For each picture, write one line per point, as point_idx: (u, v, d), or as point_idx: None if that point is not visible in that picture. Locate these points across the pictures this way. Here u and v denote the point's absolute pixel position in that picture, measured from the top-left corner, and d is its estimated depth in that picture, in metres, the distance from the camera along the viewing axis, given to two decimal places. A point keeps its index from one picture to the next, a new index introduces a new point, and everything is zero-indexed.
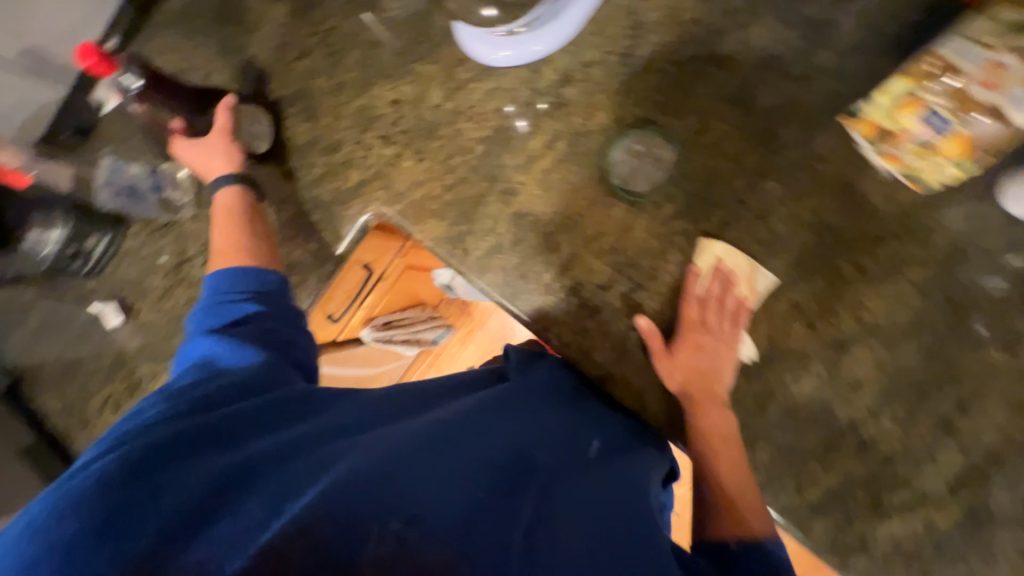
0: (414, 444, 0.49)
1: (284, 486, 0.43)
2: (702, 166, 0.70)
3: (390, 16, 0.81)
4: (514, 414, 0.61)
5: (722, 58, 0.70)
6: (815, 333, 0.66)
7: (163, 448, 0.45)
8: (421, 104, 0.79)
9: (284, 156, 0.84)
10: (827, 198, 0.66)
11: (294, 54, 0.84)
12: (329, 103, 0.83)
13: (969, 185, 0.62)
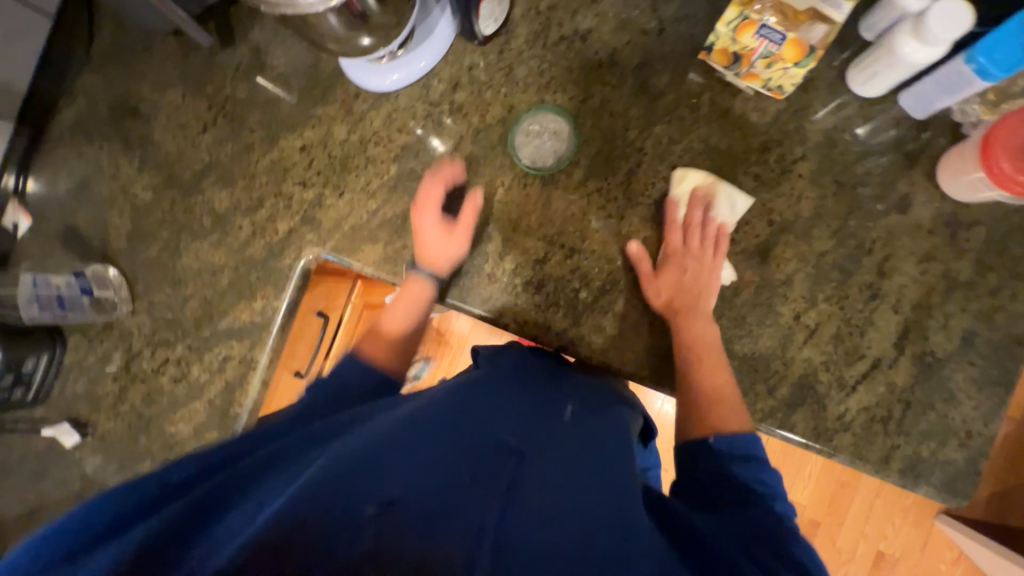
0: (391, 430, 0.44)
1: (250, 511, 0.38)
2: (595, 129, 0.75)
3: (280, 73, 0.85)
4: (499, 390, 0.57)
5: (585, 33, 0.77)
6: (738, 246, 0.71)
7: (110, 511, 0.39)
8: (330, 143, 0.83)
9: (210, 229, 0.85)
10: (710, 128, 0.73)
11: (196, 130, 0.86)
12: (242, 167, 0.85)
13: (818, 83, 0.71)
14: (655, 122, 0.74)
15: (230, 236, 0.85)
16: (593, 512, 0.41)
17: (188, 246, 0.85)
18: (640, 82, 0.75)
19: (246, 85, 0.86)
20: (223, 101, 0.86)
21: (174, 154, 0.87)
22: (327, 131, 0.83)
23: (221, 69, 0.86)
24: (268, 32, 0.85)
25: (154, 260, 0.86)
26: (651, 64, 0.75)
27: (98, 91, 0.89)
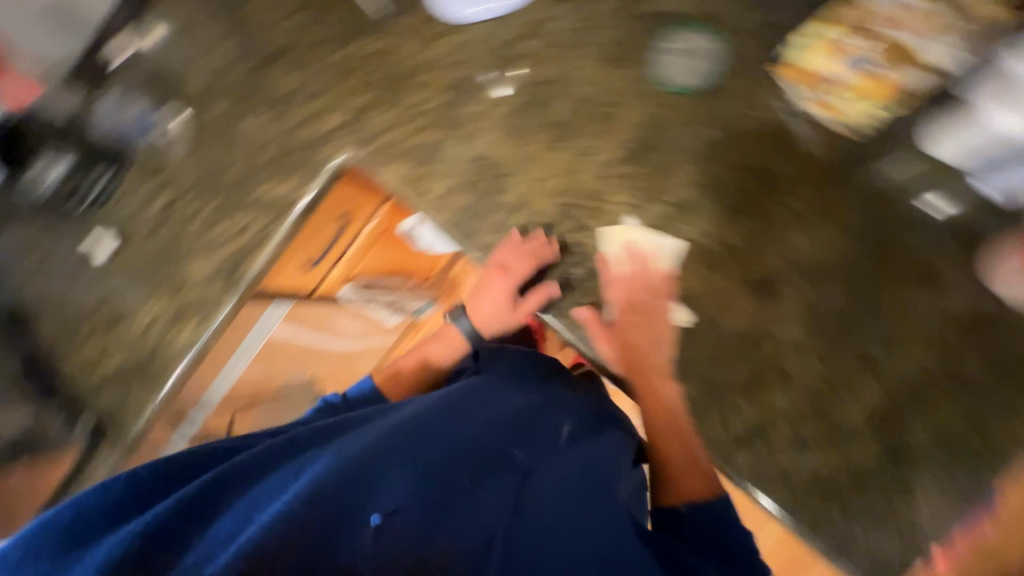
0: (442, 472, 0.71)
1: (379, 504, 0.65)
2: (469, 139, 0.86)
3: (190, 191, 0.98)
4: (506, 429, 0.81)
5: (443, 61, 0.88)
6: (590, 226, 0.81)
7: (243, 544, 0.58)
8: (254, 226, 0.95)
9: (174, 325, 0.97)
10: (561, 108, 0.83)
11: (133, 261, 0.99)
12: (188, 267, 0.97)
13: (622, 68, 0.81)
14: (516, 119, 0.85)
15: (188, 329, 0.97)
16: (565, 530, 0.68)
17: (149, 363, 0.98)
18: (496, 87, 0.86)
19: (180, 193, 0.98)
20: (163, 211, 0.98)
21: (131, 267, 0.99)
22: (251, 215, 0.95)
23: (142, 202, 0.99)
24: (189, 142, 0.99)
25: (132, 369, 0.99)
26: (501, 70, 0.86)
27: (36, 251, 1.00)
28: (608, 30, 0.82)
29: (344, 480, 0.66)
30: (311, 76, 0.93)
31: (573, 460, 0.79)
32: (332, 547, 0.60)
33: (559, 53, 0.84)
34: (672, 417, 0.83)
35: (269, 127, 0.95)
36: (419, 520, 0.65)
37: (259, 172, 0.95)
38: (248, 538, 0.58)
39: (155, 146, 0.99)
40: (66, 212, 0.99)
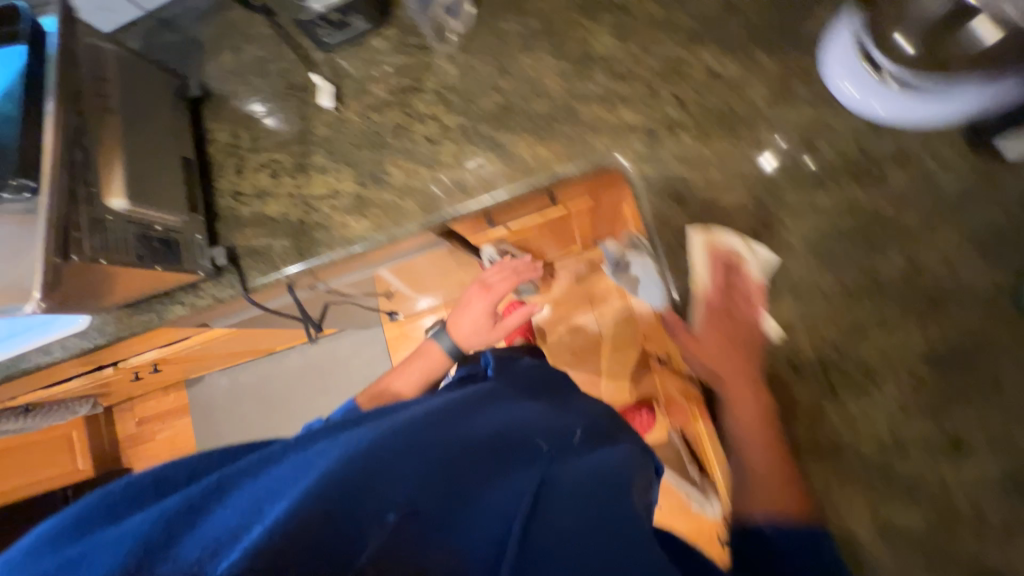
0: (442, 455, 0.58)
1: (390, 489, 0.51)
2: (762, 228, 0.74)
3: (440, 95, 0.87)
4: (498, 422, 0.71)
5: (786, 127, 0.73)
6: (837, 398, 0.68)
7: (186, 516, 0.45)
8: (480, 169, 0.84)
9: (344, 212, 0.90)
10: (891, 258, 0.68)
11: (346, 128, 0.92)
12: (390, 166, 0.88)
13: (992, 260, 0.66)
14: (828, 237, 0.70)
15: (354, 226, 0.89)
16: (592, 552, 0.54)
17: (305, 231, 0.92)
18: (829, 192, 0.71)
19: (424, 90, 0.88)
20: (398, 96, 0.90)
21: (337, 132, 0.92)
22: (483, 157, 0.85)
23: (389, 77, 0.90)
24: (461, 43, 0.87)
25: (288, 224, 0.93)
26: (846, 176, 0.71)
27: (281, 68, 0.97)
28: (1001, 210, 0.66)
29: (304, 455, 0.54)
30: (632, 54, 0.80)
31: (585, 468, 0.67)
32: (320, 526, 0.44)
33: (927, 199, 0.68)
34: (771, 456, 0.64)
35: (553, 77, 0.83)
36: (425, 501, 0.52)
37: (514, 119, 0.84)
38: (190, 503, 0.46)
39: (427, 31, 0.89)
40: (320, 39, 0.92)
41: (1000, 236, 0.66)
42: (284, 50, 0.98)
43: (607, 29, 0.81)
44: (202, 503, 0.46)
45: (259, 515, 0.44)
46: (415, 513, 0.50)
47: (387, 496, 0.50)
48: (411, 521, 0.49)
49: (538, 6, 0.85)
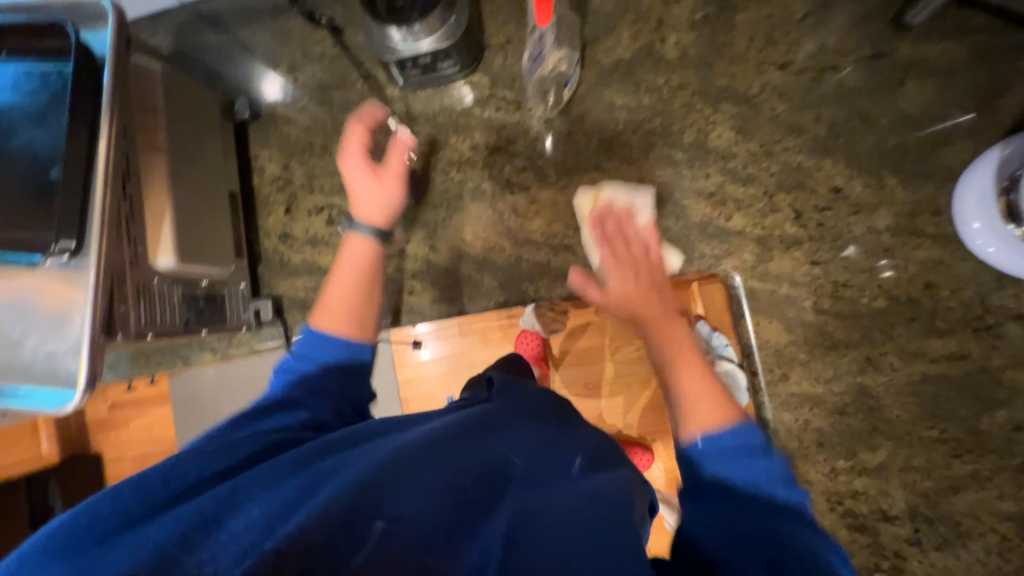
0: (378, 477, 0.29)
1: (257, 523, 0.26)
2: (869, 363, 0.70)
3: (532, 164, 0.80)
4: (510, 431, 0.38)
5: (905, 261, 0.70)
6: (922, 547, 0.68)
7: (47, 572, 0.25)
8: (570, 253, 0.78)
9: (411, 277, 0.82)
10: (995, 414, 0.67)
11: (419, 181, 0.83)
12: (468, 234, 0.81)
13: None
14: (934, 385, 0.69)
15: (422, 294, 0.82)
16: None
17: None
18: (942, 336, 0.69)
19: (514, 154, 0.80)
20: (483, 156, 0.81)
21: (409, 184, 0.83)
22: (575, 240, 0.78)
23: (475, 133, 0.82)
24: (561, 108, 0.79)
25: None
26: (960, 321, 0.69)
27: (348, 99, 0.86)
28: None
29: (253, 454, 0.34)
30: (751, 153, 0.74)
31: (571, 493, 0.33)
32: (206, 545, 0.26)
33: None
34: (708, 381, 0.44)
35: (661, 164, 0.76)
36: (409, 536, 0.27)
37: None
38: (49, 550, 0.26)
39: (524, 87, 0.81)
40: (394, 75, 0.81)
41: None
42: (351, 77, 0.87)
43: (728, 120, 0.75)
44: (149, 513, 0.28)
45: (200, 515, 0.27)
46: (408, 522, 0.28)
47: (402, 494, 0.29)
48: (200, 532, 0.26)
49: (653, 79, 0.77)
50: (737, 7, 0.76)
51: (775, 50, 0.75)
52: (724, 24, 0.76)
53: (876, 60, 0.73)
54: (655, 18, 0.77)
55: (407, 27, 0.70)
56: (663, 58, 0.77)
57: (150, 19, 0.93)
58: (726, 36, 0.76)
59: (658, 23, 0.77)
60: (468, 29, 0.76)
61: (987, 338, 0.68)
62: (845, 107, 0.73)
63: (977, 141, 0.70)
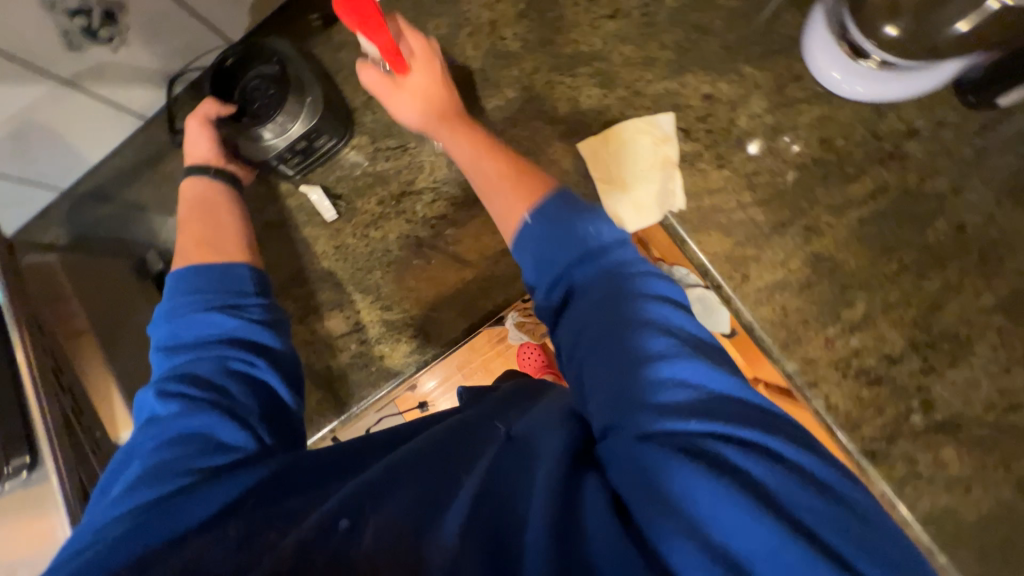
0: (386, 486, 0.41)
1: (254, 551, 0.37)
2: (810, 231, 0.73)
3: (439, 192, 0.82)
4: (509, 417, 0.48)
5: (795, 131, 0.74)
6: (936, 370, 0.69)
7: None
8: (508, 255, 0.80)
9: (376, 343, 0.82)
10: (936, 225, 0.70)
11: (346, 253, 0.84)
12: (410, 280, 0.82)
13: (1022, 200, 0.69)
14: (872, 224, 0.72)
15: (393, 354, 0.82)
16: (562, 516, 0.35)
17: (339, 375, 0.83)
18: (857, 180, 0.72)
19: (419, 191, 0.83)
20: (392, 205, 0.83)
21: (337, 261, 0.84)
22: (507, 242, 0.80)
23: (376, 188, 0.84)
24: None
25: (316, 373, 0.83)
26: (866, 159, 0.72)
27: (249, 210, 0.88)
28: (1017, 152, 0.69)
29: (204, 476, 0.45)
30: (622, 99, 0.79)
31: (530, 427, 0.44)
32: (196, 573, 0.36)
33: (946, 161, 0.71)
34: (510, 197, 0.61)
35: (550, 142, 0.80)
36: (399, 521, 0.37)
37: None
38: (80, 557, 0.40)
39: (402, 130, 0.84)
40: (282, 172, 0.82)
41: None
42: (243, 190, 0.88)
43: (589, 80, 0.79)
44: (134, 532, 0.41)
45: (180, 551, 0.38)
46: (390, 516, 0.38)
47: (366, 496, 0.40)
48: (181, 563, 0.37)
49: (509, 75, 0.81)
50: None
51: (600, 5, 0.80)
52: (547, 2, 0.81)
53: None
54: (487, 23, 0.82)
55: (272, 119, 0.75)
56: (509, 53, 0.81)
57: (38, 221, 0.93)
58: (555, 12, 0.81)
59: (491, 26, 0.82)
60: (328, 103, 0.79)
61: (895, 163, 0.72)
62: (681, 25, 0.78)
63: (802, 6, 0.75)
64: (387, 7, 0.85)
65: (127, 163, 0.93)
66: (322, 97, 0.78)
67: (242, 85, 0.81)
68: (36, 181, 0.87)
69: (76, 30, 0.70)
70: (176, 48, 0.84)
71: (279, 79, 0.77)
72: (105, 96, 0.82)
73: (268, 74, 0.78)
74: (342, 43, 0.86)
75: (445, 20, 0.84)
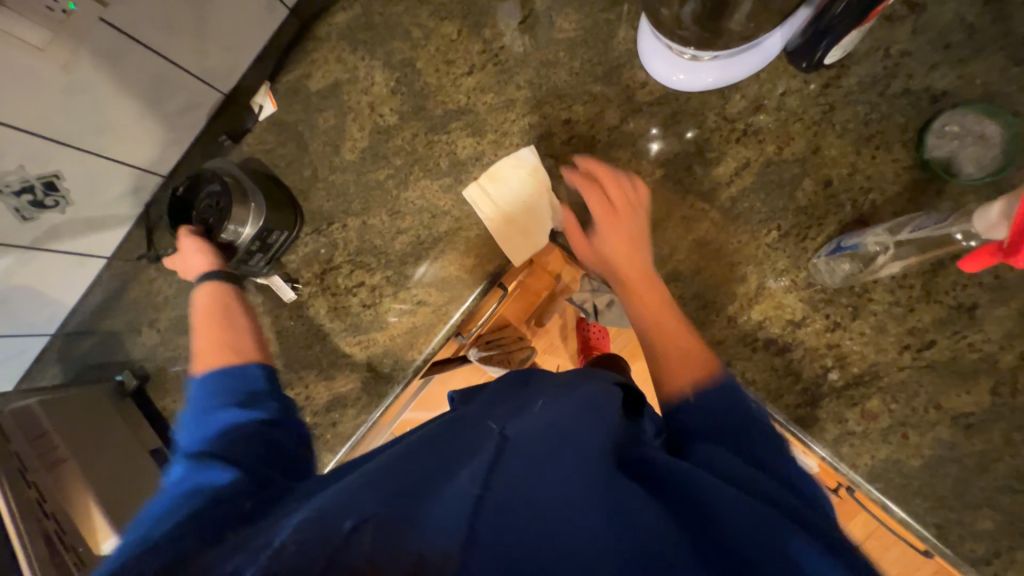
0: (397, 480, 0.35)
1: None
2: (690, 220, 0.76)
3: (354, 261, 0.90)
4: (494, 402, 0.48)
5: (654, 131, 0.79)
6: (840, 324, 0.69)
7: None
8: (426, 305, 0.87)
9: (328, 411, 0.89)
10: (804, 186, 0.72)
11: (287, 336, 0.92)
12: (345, 348, 0.89)
13: (877, 144, 0.70)
14: (743, 199, 0.74)
15: (344, 418, 0.88)
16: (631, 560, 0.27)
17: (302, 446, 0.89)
18: (720, 162, 0.76)
19: (338, 265, 0.90)
20: (318, 284, 0.91)
21: (282, 344, 0.92)
22: (423, 294, 0.87)
23: (302, 271, 0.92)
24: (348, 211, 0.91)
25: None
26: (722, 142, 0.76)
27: None
28: (861, 100, 0.71)
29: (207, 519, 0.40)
30: (495, 141, 0.85)
31: (535, 427, 0.39)
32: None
33: (798, 125, 0.73)
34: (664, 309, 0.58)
35: (441, 195, 0.87)
36: (402, 532, 0.28)
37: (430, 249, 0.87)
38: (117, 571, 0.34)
39: (314, 216, 0.93)
40: (253, 269, 0.90)
41: (874, 120, 0.71)
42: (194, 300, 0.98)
43: (462, 132, 0.87)
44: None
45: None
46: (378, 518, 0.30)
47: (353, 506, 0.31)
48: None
49: (394, 145, 0.90)
50: (414, 58, 0.90)
51: (457, 66, 0.88)
52: (412, 75, 0.90)
53: (528, 20, 0.85)
54: (367, 106, 0.92)
55: (227, 229, 0.82)
56: (389, 126, 0.90)
57: (35, 365, 1.05)
58: (420, 81, 0.90)
59: (370, 108, 0.92)
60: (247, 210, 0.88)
61: (751, 138, 0.75)
62: (530, 65, 0.85)
63: (632, 20, 0.81)
64: (281, 114, 0.96)
65: (99, 299, 1.05)
66: (267, 203, 0.87)
67: (196, 203, 0.85)
68: (27, 333, 0.99)
69: (26, 205, 0.82)
70: (119, 194, 0.96)
71: (225, 193, 0.83)
72: (67, 248, 0.94)
73: (215, 190, 0.84)
74: (251, 153, 0.97)
75: (332, 113, 0.94)
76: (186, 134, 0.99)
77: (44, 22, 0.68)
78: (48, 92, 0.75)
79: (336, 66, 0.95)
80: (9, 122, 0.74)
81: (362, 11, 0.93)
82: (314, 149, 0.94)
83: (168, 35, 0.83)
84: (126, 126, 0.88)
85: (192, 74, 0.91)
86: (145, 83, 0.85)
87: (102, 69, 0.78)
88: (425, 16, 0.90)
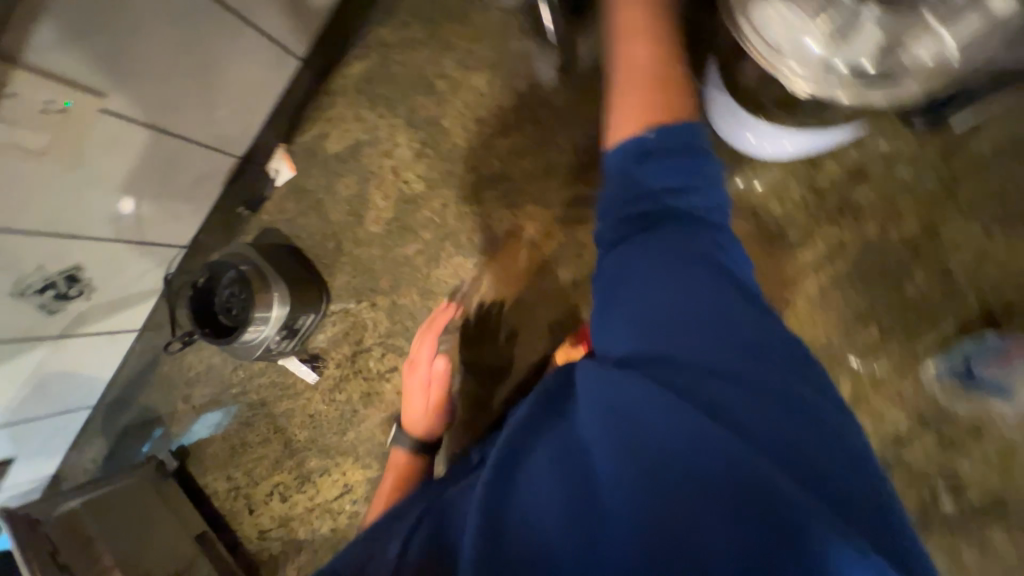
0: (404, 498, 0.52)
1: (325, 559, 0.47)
2: (770, 311, 0.65)
3: (384, 343, 0.84)
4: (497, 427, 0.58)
5: (724, 204, 0.67)
6: (955, 442, 0.59)
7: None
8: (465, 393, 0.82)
9: (367, 501, 0.86)
10: (914, 275, 0.60)
11: (320, 419, 0.88)
12: (382, 436, 0.85)
13: (1013, 224, 0.57)
14: (836, 289, 0.63)
15: None
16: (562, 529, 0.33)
17: (343, 532, 0.87)
18: (806, 245, 0.64)
19: (369, 348, 0.85)
20: (349, 366, 0.86)
21: (315, 428, 0.88)
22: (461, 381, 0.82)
23: (330, 351, 0.87)
24: (376, 289, 0.84)
25: (322, 535, 0.88)
26: (809, 217, 0.64)
27: (231, 393, 0.94)
28: (995, 168, 0.57)
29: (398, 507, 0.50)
30: (533, 214, 0.77)
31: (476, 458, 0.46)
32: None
33: (908, 200, 0.60)
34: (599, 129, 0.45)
35: (475, 272, 0.79)
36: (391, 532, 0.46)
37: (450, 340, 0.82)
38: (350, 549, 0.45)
39: (340, 293, 0.87)
40: (279, 353, 0.85)
41: (1012, 195, 0.57)
42: (224, 378, 0.95)
43: (497, 202, 0.78)
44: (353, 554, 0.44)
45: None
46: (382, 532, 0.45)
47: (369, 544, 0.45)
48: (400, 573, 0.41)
49: (422, 216, 0.82)
50: (439, 115, 0.81)
51: (489, 125, 0.78)
52: (439, 136, 0.81)
53: (568, 69, 0.74)
54: (390, 170, 0.84)
55: (254, 320, 0.76)
56: (416, 195, 0.82)
57: (82, 435, 1.07)
58: (448, 142, 0.80)
59: (394, 173, 0.83)
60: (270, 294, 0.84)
61: (845, 213, 0.62)
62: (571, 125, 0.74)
63: None
64: (299, 180, 0.89)
65: (135, 370, 1.04)
66: (289, 287, 0.81)
67: (216, 294, 0.81)
68: (70, 409, 0.99)
69: (50, 300, 0.79)
70: (140, 273, 0.91)
71: (245, 283, 0.77)
72: (95, 330, 0.91)
73: (235, 279, 0.79)
74: (271, 222, 0.91)
75: (352, 178, 0.86)
76: (205, 204, 0.93)
77: (43, 124, 0.61)
78: (60, 188, 0.70)
79: (355, 124, 0.86)
80: (24, 228, 0.69)
81: (380, 61, 0.84)
82: (335, 219, 0.87)
83: (173, 111, 0.75)
84: (141, 210, 0.82)
85: (204, 145, 0.83)
86: (155, 162, 0.78)
87: (110, 156, 0.72)
88: (450, 66, 0.80)
